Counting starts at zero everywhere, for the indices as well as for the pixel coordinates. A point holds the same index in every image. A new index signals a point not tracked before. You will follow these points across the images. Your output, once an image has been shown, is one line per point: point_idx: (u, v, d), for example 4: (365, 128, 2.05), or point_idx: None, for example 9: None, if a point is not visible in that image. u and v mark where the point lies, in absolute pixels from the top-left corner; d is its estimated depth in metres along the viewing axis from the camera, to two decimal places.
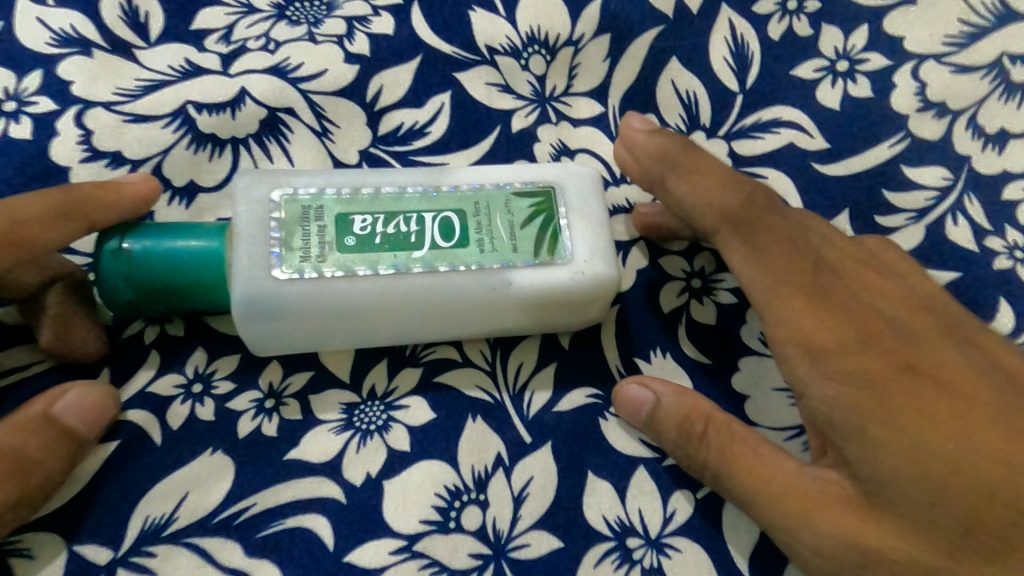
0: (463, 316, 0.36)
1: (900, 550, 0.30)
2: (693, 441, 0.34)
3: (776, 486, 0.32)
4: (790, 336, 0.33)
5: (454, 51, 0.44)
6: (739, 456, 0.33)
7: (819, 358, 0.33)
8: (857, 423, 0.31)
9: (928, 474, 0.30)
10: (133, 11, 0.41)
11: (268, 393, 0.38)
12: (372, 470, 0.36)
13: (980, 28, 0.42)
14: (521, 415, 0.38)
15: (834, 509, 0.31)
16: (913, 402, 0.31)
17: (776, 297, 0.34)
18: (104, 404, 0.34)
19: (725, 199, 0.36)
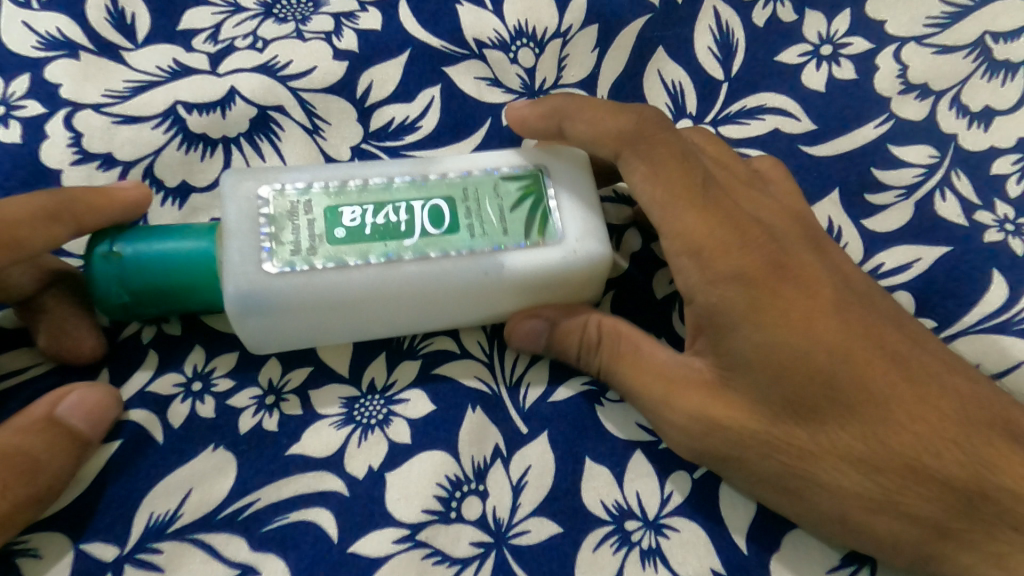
0: (457, 302, 0.37)
1: (742, 427, 0.34)
2: (585, 350, 0.37)
3: (654, 379, 0.36)
4: (677, 244, 0.35)
5: (443, 44, 0.44)
6: (623, 354, 0.37)
7: (705, 264, 0.34)
8: (725, 321, 0.34)
9: (777, 363, 0.33)
10: (120, 13, 0.41)
11: (268, 389, 0.38)
12: (374, 463, 0.37)
13: (961, 9, 0.42)
14: (519, 405, 0.38)
15: (692, 393, 0.35)
16: (777, 298, 0.34)
17: (664, 210, 0.35)
18: (109, 402, 0.35)
19: (623, 125, 0.37)
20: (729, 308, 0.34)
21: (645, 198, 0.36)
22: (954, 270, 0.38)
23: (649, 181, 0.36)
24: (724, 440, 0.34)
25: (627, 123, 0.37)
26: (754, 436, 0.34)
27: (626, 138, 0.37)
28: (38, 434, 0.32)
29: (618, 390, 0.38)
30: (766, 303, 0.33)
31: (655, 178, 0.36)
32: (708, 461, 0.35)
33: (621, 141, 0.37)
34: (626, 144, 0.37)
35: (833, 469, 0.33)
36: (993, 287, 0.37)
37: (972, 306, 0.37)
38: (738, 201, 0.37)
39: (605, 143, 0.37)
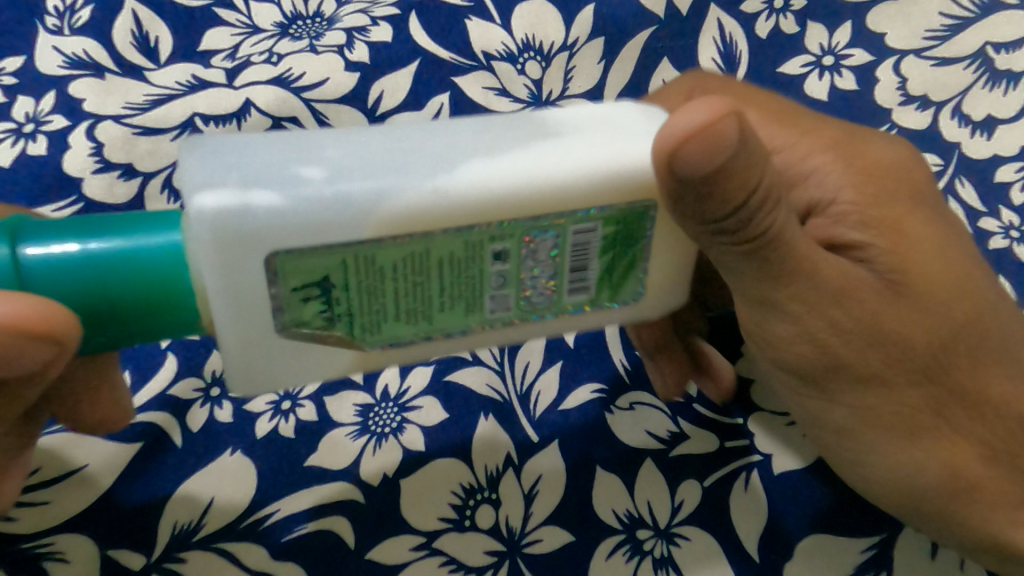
0: (535, 145, 0.27)
1: (902, 340, 0.30)
2: (764, 201, 0.26)
3: (819, 279, 0.29)
4: (811, 147, 0.33)
5: (451, 56, 0.45)
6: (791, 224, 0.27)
7: (847, 161, 0.33)
8: (880, 216, 0.31)
9: (933, 272, 0.31)
10: (144, 36, 0.42)
11: (284, 395, 0.39)
12: (389, 470, 0.37)
13: (962, 20, 0.43)
14: (529, 414, 0.39)
15: (864, 292, 0.29)
16: (921, 203, 0.32)
17: (777, 125, 0.34)
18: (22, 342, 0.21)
19: (673, 85, 0.37)
20: (879, 203, 0.31)
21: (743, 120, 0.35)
22: None
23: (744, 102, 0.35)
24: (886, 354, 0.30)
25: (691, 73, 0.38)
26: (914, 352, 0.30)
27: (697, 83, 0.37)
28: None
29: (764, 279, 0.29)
30: (910, 208, 0.32)
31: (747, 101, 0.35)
32: (853, 379, 0.31)
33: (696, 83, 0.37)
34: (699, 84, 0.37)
35: (974, 391, 0.32)
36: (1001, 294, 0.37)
37: None
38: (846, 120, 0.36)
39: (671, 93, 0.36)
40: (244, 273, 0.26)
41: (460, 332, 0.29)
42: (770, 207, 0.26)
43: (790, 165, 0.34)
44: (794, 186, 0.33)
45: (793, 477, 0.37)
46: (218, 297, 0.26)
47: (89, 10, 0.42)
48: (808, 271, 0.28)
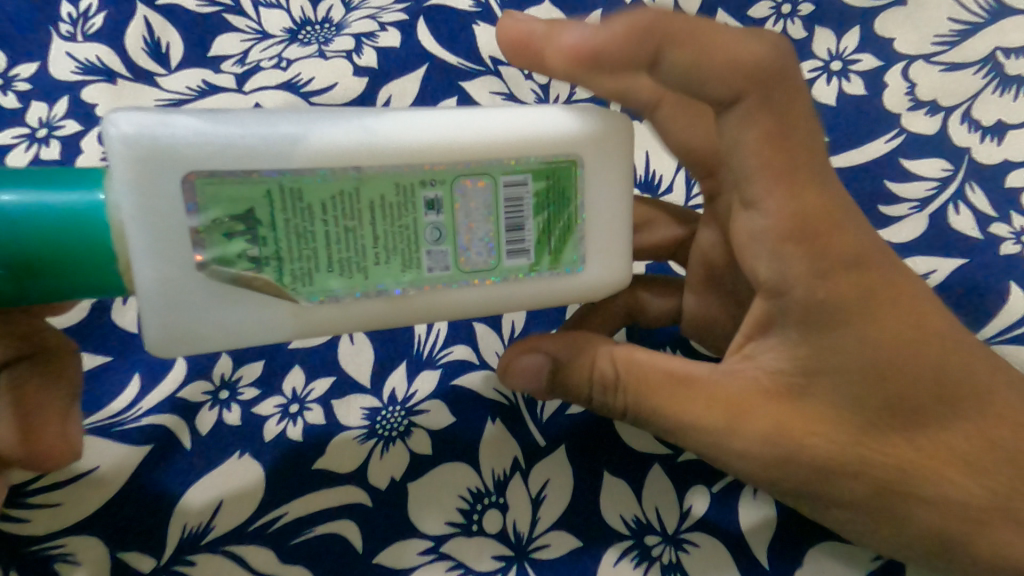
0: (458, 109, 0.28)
1: (811, 451, 0.30)
2: (604, 390, 0.32)
3: (700, 402, 0.30)
4: (779, 223, 0.28)
5: (459, 61, 0.45)
6: (653, 395, 0.31)
7: (815, 251, 0.27)
8: (823, 319, 0.28)
9: (876, 375, 0.29)
10: (155, 42, 0.43)
11: (292, 398, 0.40)
12: (396, 475, 0.38)
13: (972, 25, 0.43)
14: (537, 418, 0.39)
15: (762, 409, 0.30)
16: (874, 314, 0.28)
17: (775, 182, 0.27)
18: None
19: (716, 58, 0.27)
20: (825, 309, 0.28)
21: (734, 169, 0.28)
22: (971, 283, 0.38)
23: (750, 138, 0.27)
24: (786, 461, 0.30)
25: (759, 52, 0.27)
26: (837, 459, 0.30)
27: (758, 74, 0.27)
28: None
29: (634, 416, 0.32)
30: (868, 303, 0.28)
31: (773, 140, 0.27)
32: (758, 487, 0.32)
33: (755, 78, 0.27)
34: (743, 80, 0.27)
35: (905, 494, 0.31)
36: (1011, 300, 0.37)
37: (990, 320, 0.37)
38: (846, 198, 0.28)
39: (720, 81, 0.27)
40: (162, 193, 0.26)
41: (394, 287, 0.29)
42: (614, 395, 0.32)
43: (757, 235, 0.29)
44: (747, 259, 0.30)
45: None
46: (134, 224, 0.26)
47: (102, 17, 0.42)
48: (681, 428, 0.31)
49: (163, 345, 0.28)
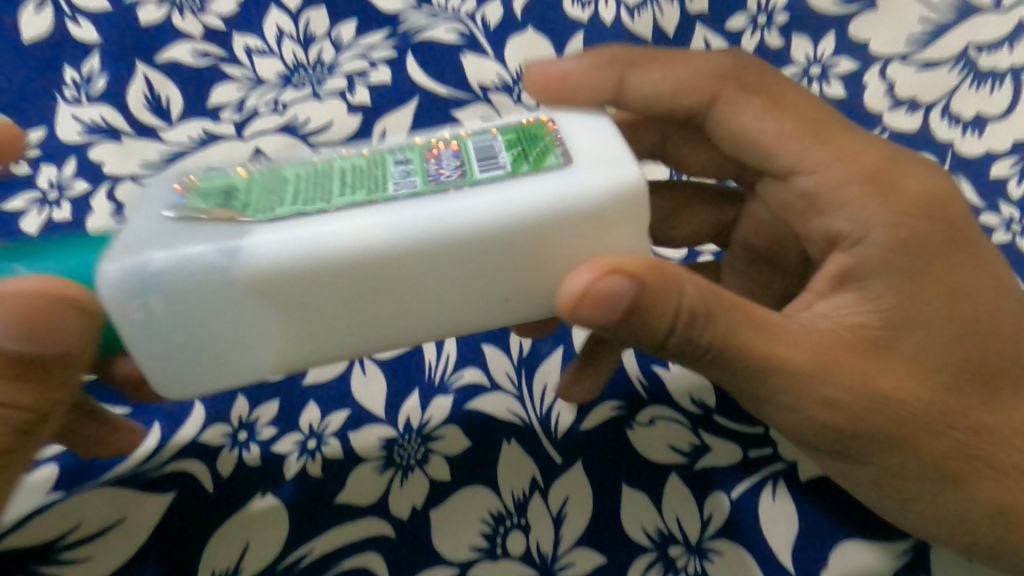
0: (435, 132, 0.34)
1: (905, 400, 0.31)
2: (691, 322, 0.28)
3: (802, 352, 0.30)
4: (827, 176, 0.33)
5: (449, 91, 0.46)
6: (739, 327, 0.29)
7: (879, 191, 0.32)
8: (900, 261, 0.31)
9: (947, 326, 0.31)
10: (156, 98, 0.44)
11: (309, 434, 0.40)
12: (417, 502, 0.38)
13: (943, 24, 0.44)
14: (551, 436, 0.40)
15: (854, 358, 0.30)
16: (945, 265, 0.31)
17: (805, 140, 0.33)
18: (46, 308, 0.25)
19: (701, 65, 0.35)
20: (904, 248, 0.31)
21: (774, 135, 0.34)
22: None
23: (776, 116, 0.34)
24: (883, 410, 0.30)
25: (720, 61, 0.35)
26: (918, 414, 0.31)
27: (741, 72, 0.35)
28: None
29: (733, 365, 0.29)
30: (941, 254, 0.31)
31: (778, 111, 0.34)
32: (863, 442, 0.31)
33: (723, 79, 0.35)
34: (730, 80, 0.35)
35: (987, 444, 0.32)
36: None
37: None
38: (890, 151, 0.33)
39: (692, 90, 0.35)
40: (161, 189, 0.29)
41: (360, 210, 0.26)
42: (702, 326, 0.29)
43: (822, 188, 0.33)
44: (818, 215, 0.33)
45: (822, 482, 0.37)
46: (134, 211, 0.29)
47: (104, 79, 0.44)
48: (775, 367, 0.29)
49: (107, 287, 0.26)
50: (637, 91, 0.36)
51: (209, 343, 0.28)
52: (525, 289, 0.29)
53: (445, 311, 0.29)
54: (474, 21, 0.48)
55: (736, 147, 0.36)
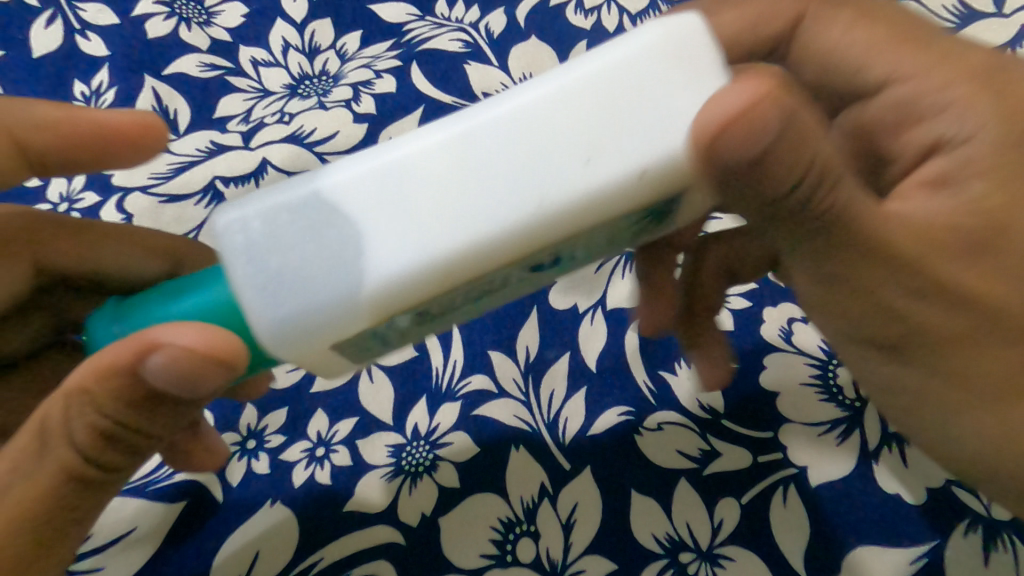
0: None
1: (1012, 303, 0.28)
2: (821, 178, 0.24)
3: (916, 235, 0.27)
4: (930, 77, 0.31)
5: (453, 99, 0.47)
6: (853, 197, 0.25)
7: (989, 86, 0.30)
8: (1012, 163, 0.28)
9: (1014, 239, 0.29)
10: (164, 110, 0.45)
11: (317, 442, 0.40)
12: (427, 509, 0.38)
13: None
14: (559, 442, 0.40)
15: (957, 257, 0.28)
16: None
17: (898, 48, 0.32)
18: (204, 368, 0.23)
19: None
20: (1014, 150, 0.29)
21: (865, 46, 0.33)
22: None
23: (864, 25, 0.33)
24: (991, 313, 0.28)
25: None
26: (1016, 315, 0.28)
27: None
28: (110, 378, 0.24)
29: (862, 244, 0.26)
30: None
31: (870, 20, 0.33)
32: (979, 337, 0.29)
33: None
34: None
35: None
36: None
37: None
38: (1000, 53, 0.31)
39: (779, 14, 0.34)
40: None
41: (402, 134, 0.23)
42: (827, 189, 0.24)
43: (921, 94, 0.31)
44: (916, 123, 0.31)
45: (834, 488, 0.37)
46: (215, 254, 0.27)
47: (113, 92, 0.44)
48: (880, 245, 0.26)
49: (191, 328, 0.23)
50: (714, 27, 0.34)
51: (301, 265, 0.22)
52: (653, 160, 0.22)
53: (568, 202, 0.22)
54: (478, 30, 0.48)
55: (822, 68, 0.35)
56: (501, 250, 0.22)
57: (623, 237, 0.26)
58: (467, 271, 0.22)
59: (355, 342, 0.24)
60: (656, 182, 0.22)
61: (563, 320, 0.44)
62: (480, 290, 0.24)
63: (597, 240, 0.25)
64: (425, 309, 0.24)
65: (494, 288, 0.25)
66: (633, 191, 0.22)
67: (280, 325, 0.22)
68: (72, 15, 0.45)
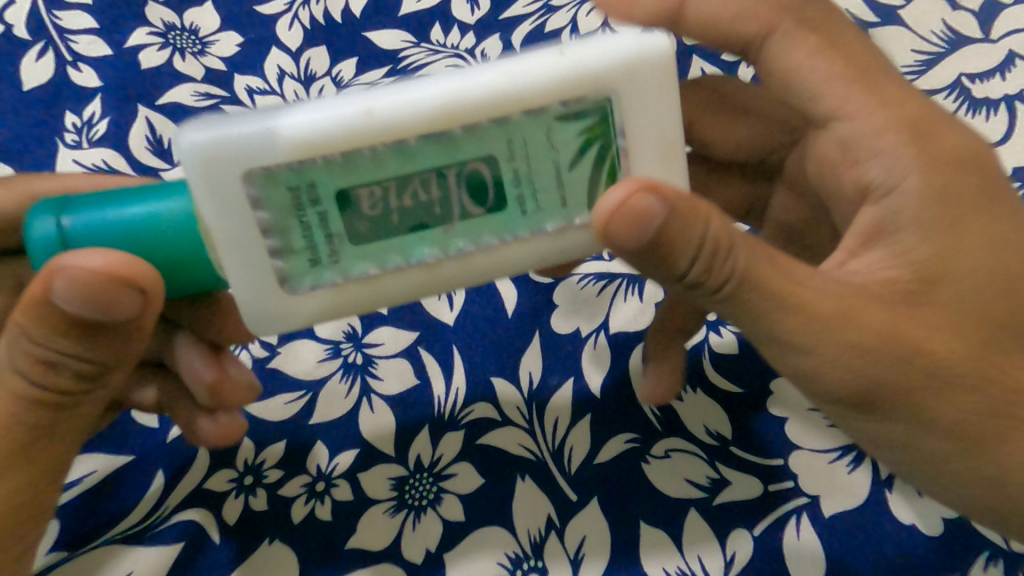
0: None
1: (937, 361, 0.29)
2: (716, 251, 0.25)
3: (826, 303, 0.27)
4: (868, 123, 0.32)
5: None
6: (768, 264, 0.26)
7: (919, 141, 0.31)
8: (944, 216, 0.30)
9: (1000, 257, 0.30)
10: (157, 139, 0.44)
11: (317, 476, 0.39)
12: (431, 546, 0.37)
13: (934, 55, 0.45)
14: (565, 472, 0.39)
15: (877, 312, 0.28)
16: (987, 233, 0.30)
17: (848, 83, 0.32)
18: (114, 289, 0.24)
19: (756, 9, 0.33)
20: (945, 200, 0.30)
21: (819, 77, 0.32)
22: None
23: (825, 56, 0.32)
24: (909, 381, 0.29)
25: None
26: (946, 374, 0.29)
27: (793, 8, 0.33)
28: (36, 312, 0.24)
29: (758, 299, 0.27)
30: (987, 213, 0.30)
31: (831, 50, 0.32)
32: (881, 401, 0.29)
33: (782, 8, 0.33)
34: (789, 14, 0.33)
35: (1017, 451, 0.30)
36: None
37: None
38: (937, 107, 0.32)
39: (753, 16, 0.33)
40: None
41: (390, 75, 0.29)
42: (728, 254, 0.26)
43: (858, 136, 0.32)
44: (852, 164, 0.32)
45: (845, 514, 0.36)
46: None
47: (106, 122, 0.44)
48: (795, 304, 0.27)
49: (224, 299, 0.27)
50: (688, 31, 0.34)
51: (256, 112, 0.26)
52: (578, 67, 0.26)
53: (495, 86, 0.26)
54: (474, 56, 0.48)
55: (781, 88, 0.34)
56: (423, 119, 0.26)
57: (568, 175, 0.27)
58: (388, 130, 0.26)
59: (276, 200, 0.26)
60: (580, 87, 0.26)
61: (565, 345, 0.43)
62: (410, 181, 0.26)
63: (536, 158, 0.27)
64: (352, 187, 0.26)
65: (427, 193, 0.27)
66: (560, 89, 0.26)
67: (203, 149, 0.25)
68: (63, 46, 0.45)
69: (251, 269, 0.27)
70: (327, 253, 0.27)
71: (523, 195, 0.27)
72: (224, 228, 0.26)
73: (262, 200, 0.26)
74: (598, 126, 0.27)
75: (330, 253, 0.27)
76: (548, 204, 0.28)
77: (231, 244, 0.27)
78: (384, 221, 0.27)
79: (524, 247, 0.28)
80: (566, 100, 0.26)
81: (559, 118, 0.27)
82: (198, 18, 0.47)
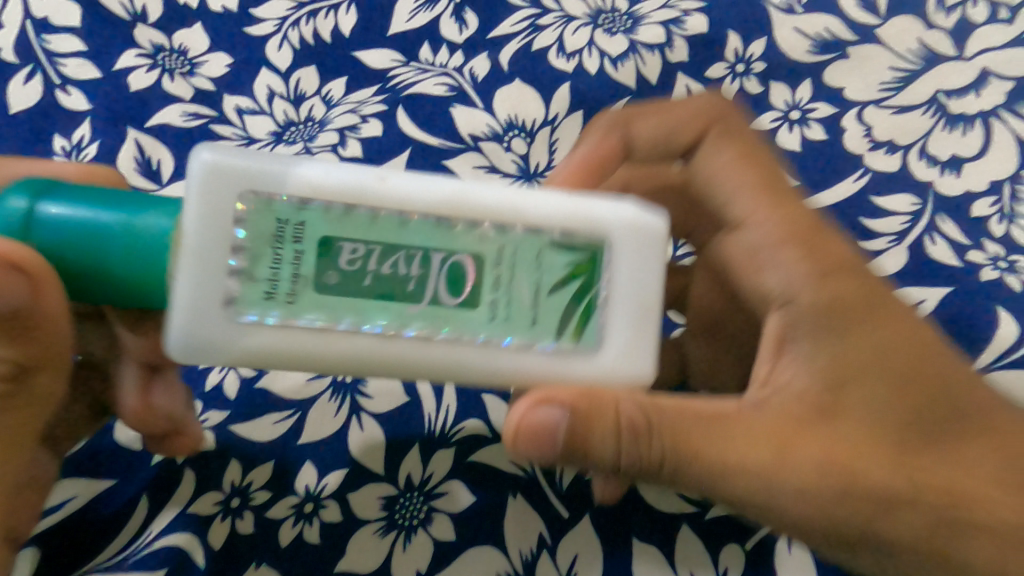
0: None
1: (866, 478, 0.28)
2: (633, 435, 0.27)
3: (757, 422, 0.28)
4: (770, 233, 0.33)
5: (441, 142, 0.47)
6: (687, 429, 0.28)
7: (810, 253, 0.32)
8: (840, 321, 0.30)
9: (905, 349, 0.30)
10: (146, 160, 0.44)
11: (306, 497, 0.39)
12: (422, 566, 0.37)
13: (911, 72, 0.46)
14: (558, 489, 0.38)
15: (797, 428, 0.28)
16: (888, 344, 0.30)
17: (753, 195, 0.34)
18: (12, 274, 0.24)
19: (690, 116, 0.38)
20: (840, 309, 0.30)
21: (727, 191, 0.35)
22: (949, 312, 0.41)
23: (730, 170, 0.35)
24: (848, 493, 0.28)
25: (712, 102, 0.39)
26: (876, 495, 0.28)
27: (714, 120, 0.38)
28: None
29: (690, 463, 0.28)
30: (887, 308, 0.31)
31: (744, 164, 0.35)
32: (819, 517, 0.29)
33: (710, 125, 0.38)
34: (717, 128, 0.37)
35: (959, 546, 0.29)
36: (1003, 326, 0.40)
37: (986, 346, 0.40)
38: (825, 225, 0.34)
39: (683, 132, 0.38)
40: None
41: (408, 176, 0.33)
42: (648, 437, 0.27)
43: (760, 246, 0.33)
44: (757, 271, 0.33)
45: None
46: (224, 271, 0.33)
47: (96, 145, 0.44)
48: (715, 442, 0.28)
49: (177, 349, 0.27)
50: (642, 137, 0.39)
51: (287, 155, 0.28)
52: (578, 211, 0.28)
53: (505, 198, 0.28)
54: (462, 74, 0.49)
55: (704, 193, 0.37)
56: (432, 194, 0.27)
57: (546, 299, 0.28)
58: (398, 197, 0.27)
59: (260, 226, 0.26)
60: (581, 232, 0.28)
61: None
62: (396, 249, 0.27)
63: (522, 274, 0.28)
64: (338, 238, 0.26)
65: (407, 268, 0.27)
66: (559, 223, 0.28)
67: (220, 164, 0.26)
68: (52, 70, 0.45)
69: (202, 285, 0.26)
70: (288, 290, 0.26)
71: (498, 297, 0.27)
72: (201, 238, 0.26)
73: (246, 221, 0.26)
74: (586, 263, 0.28)
75: (288, 293, 0.26)
76: (522, 318, 0.28)
77: (196, 255, 0.26)
78: (356, 279, 0.26)
79: (485, 352, 0.28)
80: (564, 232, 0.28)
81: (552, 246, 0.28)
82: (187, 40, 0.47)
